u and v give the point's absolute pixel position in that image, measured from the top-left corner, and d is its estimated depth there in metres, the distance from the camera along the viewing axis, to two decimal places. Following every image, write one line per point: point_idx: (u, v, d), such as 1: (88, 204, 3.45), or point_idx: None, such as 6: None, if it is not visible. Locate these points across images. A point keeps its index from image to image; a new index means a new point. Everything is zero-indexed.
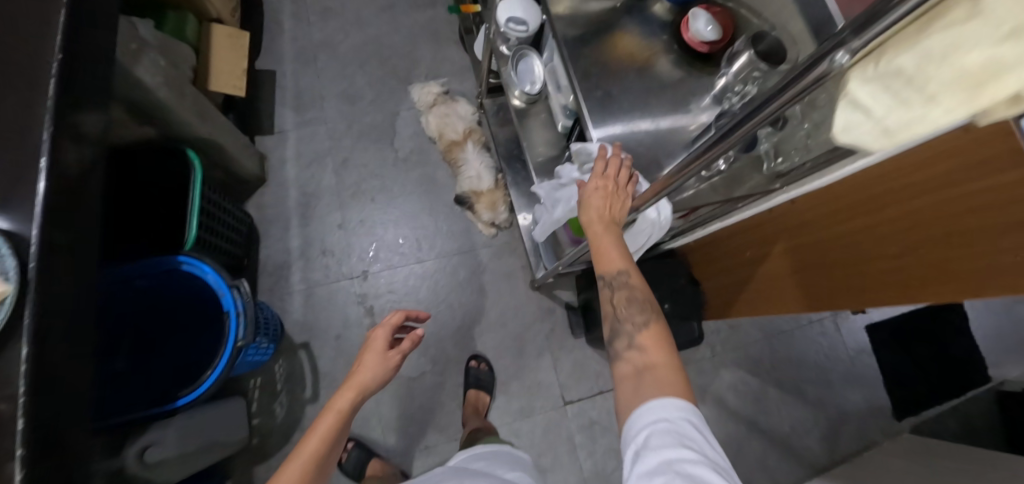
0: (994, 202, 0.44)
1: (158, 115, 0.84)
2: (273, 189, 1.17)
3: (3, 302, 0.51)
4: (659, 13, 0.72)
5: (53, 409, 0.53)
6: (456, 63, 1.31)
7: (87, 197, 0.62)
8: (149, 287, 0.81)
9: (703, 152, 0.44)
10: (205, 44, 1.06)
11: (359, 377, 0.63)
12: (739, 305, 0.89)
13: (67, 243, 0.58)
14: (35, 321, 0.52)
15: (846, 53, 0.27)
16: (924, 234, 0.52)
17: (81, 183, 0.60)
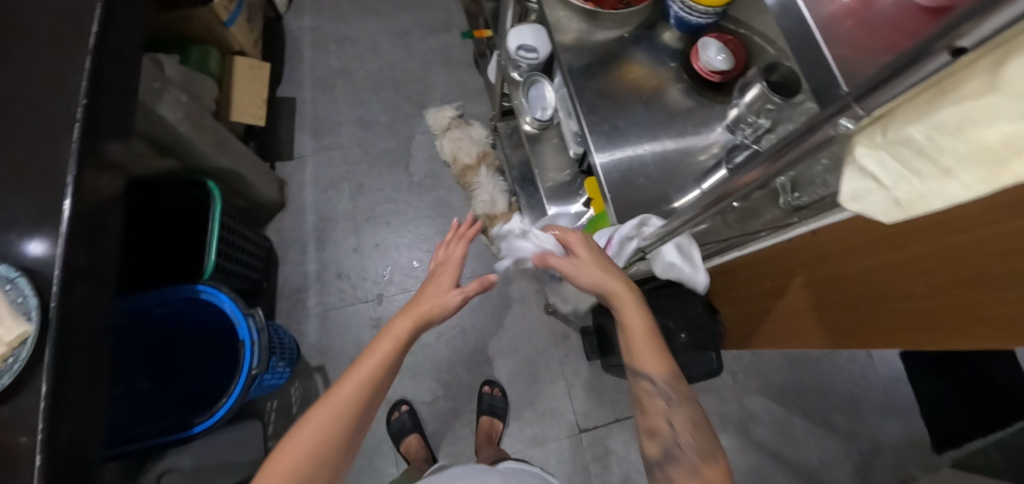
0: (999, 250, 0.41)
1: (181, 149, 0.88)
2: (292, 213, 1.20)
3: (24, 342, 0.53)
4: (669, 42, 0.70)
5: (68, 445, 0.55)
6: (469, 86, 1.32)
7: (107, 235, 0.64)
8: (169, 314, 0.84)
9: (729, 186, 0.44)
10: (228, 76, 1.10)
11: (421, 306, 0.60)
12: (760, 337, 0.85)
13: (87, 280, 0.60)
14: (55, 358, 0.54)
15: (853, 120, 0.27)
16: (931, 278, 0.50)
17: (99, 222, 0.62)
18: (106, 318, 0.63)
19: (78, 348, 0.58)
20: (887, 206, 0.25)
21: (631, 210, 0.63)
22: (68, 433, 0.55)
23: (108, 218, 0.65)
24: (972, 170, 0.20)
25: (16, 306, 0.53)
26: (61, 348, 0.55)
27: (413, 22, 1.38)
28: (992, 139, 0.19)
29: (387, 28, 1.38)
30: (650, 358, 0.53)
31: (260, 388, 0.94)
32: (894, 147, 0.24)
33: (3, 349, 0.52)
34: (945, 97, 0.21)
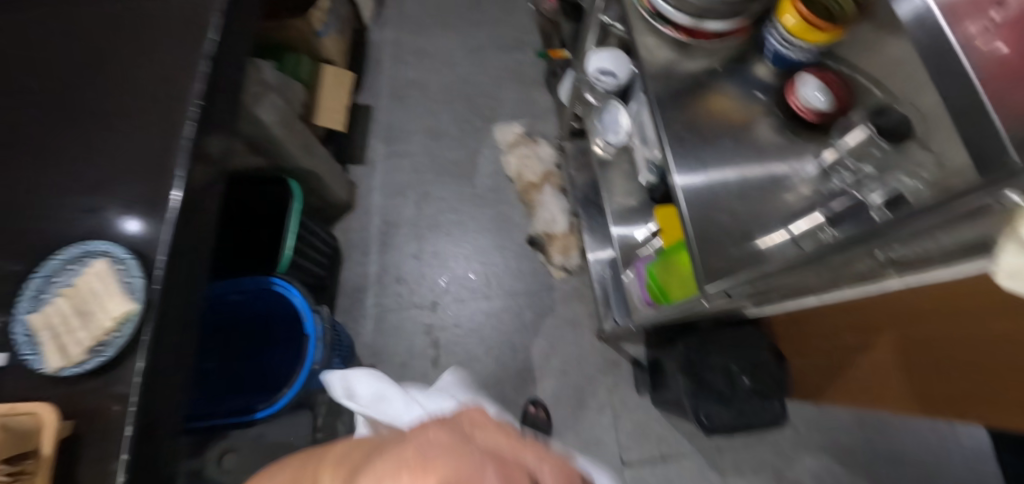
0: None
1: (271, 149, 0.94)
2: (359, 215, 1.25)
3: (129, 319, 0.58)
4: (763, 77, 0.68)
5: (154, 420, 0.59)
6: (539, 105, 1.33)
7: (205, 225, 0.69)
8: (242, 302, 0.89)
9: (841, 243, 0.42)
10: (316, 83, 1.17)
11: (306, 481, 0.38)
12: (849, 389, 0.80)
13: (186, 265, 0.65)
14: (152, 338, 0.59)
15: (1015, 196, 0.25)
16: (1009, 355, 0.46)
17: (198, 211, 0.67)
18: (198, 301, 0.67)
19: (175, 329, 0.62)
20: None
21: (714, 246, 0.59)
22: (159, 408, 0.60)
23: (208, 211, 0.70)
24: None
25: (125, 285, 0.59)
26: (163, 328, 0.60)
27: (489, 39, 1.42)
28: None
29: (464, 43, 1.42)
30: None
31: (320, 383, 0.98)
32: None
33: (111, 323, 0.58)
34: None
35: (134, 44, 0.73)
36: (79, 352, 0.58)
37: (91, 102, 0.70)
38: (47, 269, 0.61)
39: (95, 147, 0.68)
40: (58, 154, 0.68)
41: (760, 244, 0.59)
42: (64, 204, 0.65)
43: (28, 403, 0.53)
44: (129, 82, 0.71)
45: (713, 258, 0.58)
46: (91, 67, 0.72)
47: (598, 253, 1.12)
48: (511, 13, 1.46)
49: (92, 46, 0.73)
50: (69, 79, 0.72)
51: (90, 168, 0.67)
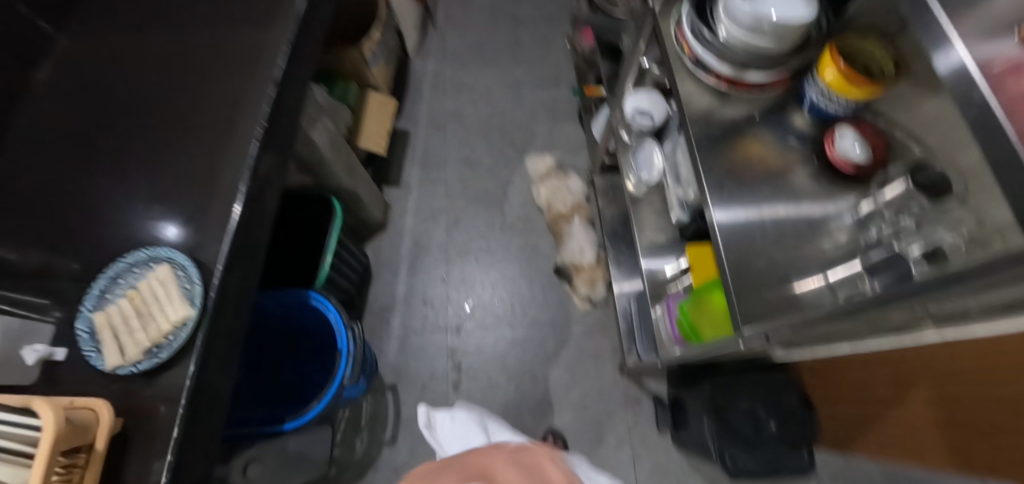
0: None
1: (318, 170, 0.99)
2: (391, 236, 1.29)
3: (185, 324, 0.62)
4: (800, 126, 0.70)
5: (198, 424, 0.61)
6: (571, 140, 1.38)
7: (258, 238, 0.73)
8: (280, 314, 0.92)
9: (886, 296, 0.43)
10: (361, 108, 1.23)
11: None
12: (883, 443, 0.79)
13: (240, 276, 0.68)
14: (205, 344, 0.62)
15: None
16: None
17: (253, 225, 0.71)
18: (246, 311, 0.70)
19: (224, 336, 0.66)
20: None
21: (751, 287, 0.60)
22: (204, 412, 0.62)
23: (262, 225, 0.74)
24: None
25: (184, 290, 0.63)
26: (214, 335, 0.63)
27: (526, 75, 1.48)
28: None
29: (501, 78, 1.49)
30: None
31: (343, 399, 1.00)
32: None
33: (169, 327, 0.61)
34: None
35: (206, 67, 0.79)
36: (135, 352, 0.61)
37: (164, 118, 0.76)
38: (113, 271, 0.65)
39: (163, 160, 0.73)
40: (130, 164, 0.73)
41: (796, 288, 0.60)
42: (133, 211, 0.70)
43: (85, 399, 0.55)
44: (199, 101, 0.77)
45: (750, 299, 0.59)
46: (165, 85, 0.78)
47: (624, 287, 1.13)
48: (548, 52, 1.52)
49: (168, 66, 0.79)
50: (145, 95, 0.77)
51: (158, 178, 0.72)
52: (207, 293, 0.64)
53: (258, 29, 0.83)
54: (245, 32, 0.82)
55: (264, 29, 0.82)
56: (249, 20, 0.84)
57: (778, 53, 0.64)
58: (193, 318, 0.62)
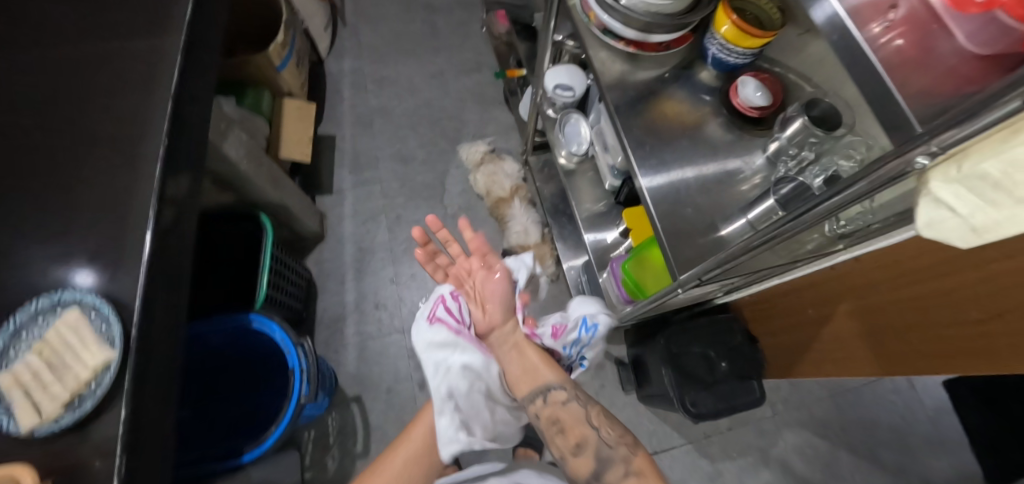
0: None
1: (238, 185, 0.93)
2: (331, 244, 1.25)
3: (109, 366, 0.57)
4: (706, 80, 0.74)
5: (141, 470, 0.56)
6: (502, 123, 1.38)
7: (178, 264, 0.68)
8: (218, 343, 0.87)
9: (792, 220, 0.47)
10: (277, 116, 1.17)
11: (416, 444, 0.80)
12: (804, 367, 0.87)
13: (163, 307, 0.63)
14: (133, 384, 0.57)
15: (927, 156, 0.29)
16: (1004, 300, 0.53)
17: (170, 251, 0.66)
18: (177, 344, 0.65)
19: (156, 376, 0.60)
20: (965, 234, 0.28)
21: (681, 238, 0.63)
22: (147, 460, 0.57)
23: (181, 251, 0.69)
24: None
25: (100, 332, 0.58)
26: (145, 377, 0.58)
27: (447, 64, 1.46)
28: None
29: (423, 69, 1.46)
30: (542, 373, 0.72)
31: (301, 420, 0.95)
32: (968, 181, 0.27)
33: (89, 374, 0.57)
34: (1015, 137, 0.24)
35: (86, 85, 0.71)
36: (55, 407, 0.55)
37: (43, 146, 0.67)
38: (12, 324, 0.59)
39: (51, 195, 0.65)
40: (10, 205, 0.65)
41: (723, 233, 0.63)
42: (23, 257, 0.62)
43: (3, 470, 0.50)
44: (85, 125, 0.69)
45: (682, 249, 0.62)
46: (38, 111, 0.69)
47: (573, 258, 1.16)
48: (466, 37, 1.51)
49: (36, 88, 0.70)
50: (15, 125, 0.68)
51: (50, 216, 0.64)
52: (128, 332, 0.59)
53: (139, 36, 0.75)
54: (125, 41, 0.74)
55: (148, 35, 0.75)
56: (126, 29, 0.75)
57: (676, 12, 0.66)
58: (116, 359, 0.57)
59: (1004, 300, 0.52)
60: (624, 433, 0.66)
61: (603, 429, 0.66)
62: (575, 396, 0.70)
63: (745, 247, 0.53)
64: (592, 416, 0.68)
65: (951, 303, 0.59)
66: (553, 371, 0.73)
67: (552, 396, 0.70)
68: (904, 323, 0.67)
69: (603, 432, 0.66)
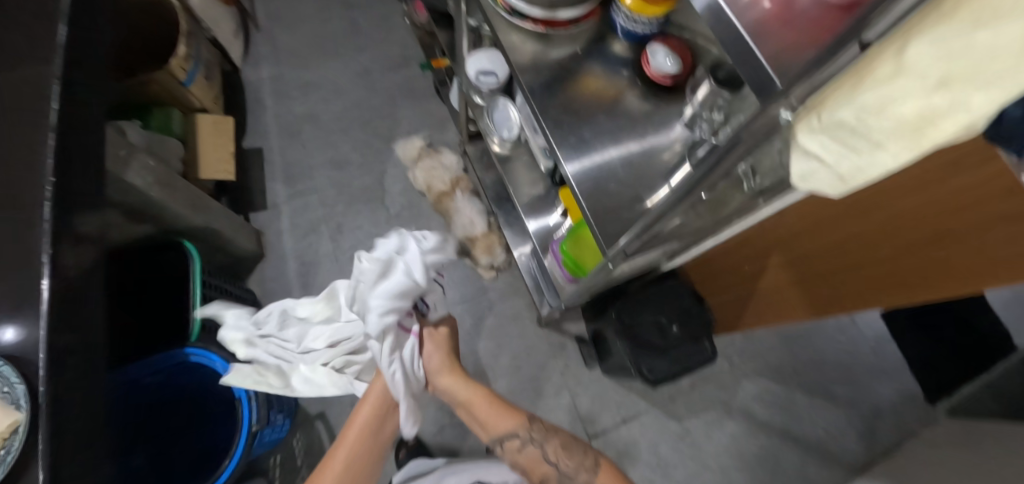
0: (981, 197, 0.49)
1: (153, 212, 0.87)
2: (273, 262, 1.19)
3: (12, 435, 0.40)
4: (619, 52, 0.74)
5: None
6: (436, 115, 1.35)
7: (89, 304, 0.48)
8: (157, 383, 0.83)
9: (689, 185, 0.48)
10: (191, 134, 1.10)
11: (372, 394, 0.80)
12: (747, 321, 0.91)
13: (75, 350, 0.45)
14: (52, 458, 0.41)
15: (789, 109, 0.32)
16: (913, 234, 0.58)
17: (83, 287, 0.47)
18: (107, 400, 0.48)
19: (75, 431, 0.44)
20: (834, 182, 0.29)
21: (608, 214, 0.64)
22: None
23: (92, 287, 0.50)
24: (899, 140, 0.24)
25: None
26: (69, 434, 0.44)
27: (373, 60, 1.41)
28: (915, 110, 0.23)
29: (347, 68, 1.40)
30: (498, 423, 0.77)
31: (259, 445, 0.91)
32: (829, 129, 0.27)
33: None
34: (863, 82, 0.25)
35: None
36: None
37: None
38: None
39: None
40: None
41: (647, 204, 0.64)
42: None
43: None
44: None
45: (609, 224, 0.63)
46: None
47: (521, 243, 1.15)
48: (388, 31, 1.46)
49: None
50: None
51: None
52: (36, 389, 0.41)
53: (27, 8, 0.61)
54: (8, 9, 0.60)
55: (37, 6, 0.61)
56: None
57: None
58: (25, 422, 0.40)
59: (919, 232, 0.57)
60: (582, 456, 0.73)
61: (561, 462, 0.72)
62: (531, 438, 0.75)
63: (658, 214, 0.54)
64: (549, 452, 0.74)
65: (867, 243, 0.63)
66: (511, 417, 0.78)
67: (508, 445, 0.75)
68: (827, 267, 0.70)
69: (562, 464, 0.72)
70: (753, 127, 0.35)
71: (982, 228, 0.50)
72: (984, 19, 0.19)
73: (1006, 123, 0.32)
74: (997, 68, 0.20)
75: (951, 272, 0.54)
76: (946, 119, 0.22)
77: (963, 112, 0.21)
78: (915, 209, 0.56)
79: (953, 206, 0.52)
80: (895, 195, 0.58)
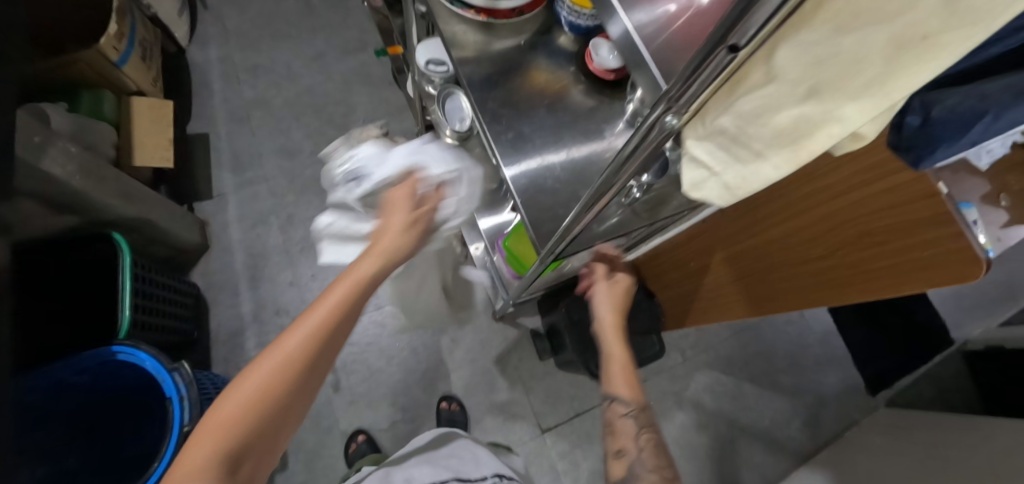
0: (899, 200, 0.50)
1: (77, 203, 0.82)
2: (218, 254, 1.15)
3: None
4: (564, 46, 0.72)
5: None
6: (393, 104, 1.31)
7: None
8: (83, 382, 0.79)
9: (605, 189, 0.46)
10: (126, 119, 1.04)
11: (381, 243, 0.51)
12: (692, 317, 0.92)
13: None
14: None
15: (674, 116, 0.30)
16: (839, 236, 0.59)
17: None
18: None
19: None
20: (721, 193, 0.28)
21: (545, 214, 0.64)
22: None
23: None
24: (778, 151, 0.24)
25: None
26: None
27: (328, 44, 1.36)
28: (790, 119, 0.22)
29: (301, 52, 1.34)
30: (620, 381, 0.67)
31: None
32: (714, 137, 0.27)
33: None
34: (738, 90, 0.24)
35: None
36: None
37: None
38: None
39: None
40: None
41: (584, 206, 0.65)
42: None
43: None
44: None
45: (543, 224, 0.64)
46: None
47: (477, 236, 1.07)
48: (344, 14, 1.40)
49: None
50: None
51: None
52: None
53: None
54: None
55: None
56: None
57: None
58: None
59: (844, 233, 0.58)
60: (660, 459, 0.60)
61: (646, 455, 0.60)
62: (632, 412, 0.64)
63: (581, 214, 0.52)
64: (642, 430, 0.62)
65: (804, 241, 0.64)
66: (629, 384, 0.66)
67: (611, 407, 0.65)
68: (766, 266, 0.71)
69: (645, 456, 0.60)
70: (646, 136, 0.34)
71: (904, 231, 0.51)
72: (846, 26, 0.18)
73: (903, 131, 0.31)
74: (864, 78, 0.19)
75: (875, 274, 0.56)
76: (823, 129, 0.22)
77: (836, 122, 0.21)
78: (842, 211, 0.57)
79: (874, 209, 0.53)
80: (823, 196, 0.59)
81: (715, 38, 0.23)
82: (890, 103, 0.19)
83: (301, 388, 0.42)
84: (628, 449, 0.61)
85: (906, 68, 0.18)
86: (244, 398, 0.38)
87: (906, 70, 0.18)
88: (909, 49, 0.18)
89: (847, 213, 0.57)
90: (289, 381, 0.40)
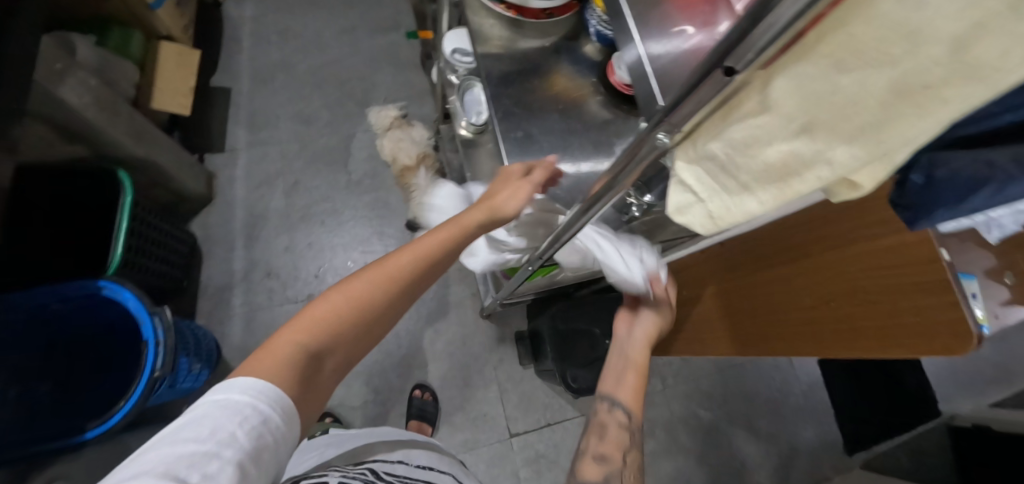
0: (899, 261, 0.49)
1: (88, 136, 0.83)
2: (220, 208, 1.16)
3: None
4: (589, 54, 0.72)
5: None
6: (415, 87, 1.31)
7: None
8: (64, 312, 0.80)
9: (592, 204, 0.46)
10: (151, 62, 1.05)
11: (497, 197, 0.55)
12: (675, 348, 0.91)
13: None
14: None
15: (665, 135, 0.30)
16: (832, 288, 0.57)
17: None
18: None
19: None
20: (703, 222, 0.28)
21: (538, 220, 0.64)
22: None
23: None
24: (765, 186, 0.23)
25: None
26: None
27: (361, 19, 1.36)
28: (781, 156, 0.21)
29: (333, 23, 1.35)
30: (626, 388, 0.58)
31: (164, 397, 0.87)
32: (703, 163, 0.26)
33: None
34: (731, 116, 0.24)
35: None
36: None
37: None
38: None
39: None
40: None
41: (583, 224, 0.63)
42: None
43: None
44: None
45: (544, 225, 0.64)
46: None
47: None
48: None
49: None
50: None
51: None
52: None
53: None
54: None
55: None
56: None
57: None
58: None
59: (837, 286, 0.56)
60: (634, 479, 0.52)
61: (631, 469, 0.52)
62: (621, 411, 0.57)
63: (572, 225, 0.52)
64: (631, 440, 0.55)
65: (797, 287, 0.62)
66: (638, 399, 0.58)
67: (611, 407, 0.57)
68: (757, 306, 0.70)
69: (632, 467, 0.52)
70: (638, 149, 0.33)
71: (899, 294, 0.49)
72: (847, 64, 0.17)
73: (906, 188, 0.29)
74: (860, 121, 0.18)
75: (860, 334, 0.54)
76: (814, 173, 0.21)
77: (826, 164, 0.20)
78: (839, 263, 0.56)
79: (871, 266, 0.52)
80: (827, 244, 0.58)
81: (714, 59, 0.23)
82: (882, 153, 0.18)
83: (388, 312, 0.48)
84: (612, 456, 0.52)
85: (907, 116, 0.17)
86: (334, 306, 0.44)
87: (904, 119, 0.17)
88: (909, 96, 0.16)
89: (845, 266, 0.55)
90: (378, 302, 0.46)
